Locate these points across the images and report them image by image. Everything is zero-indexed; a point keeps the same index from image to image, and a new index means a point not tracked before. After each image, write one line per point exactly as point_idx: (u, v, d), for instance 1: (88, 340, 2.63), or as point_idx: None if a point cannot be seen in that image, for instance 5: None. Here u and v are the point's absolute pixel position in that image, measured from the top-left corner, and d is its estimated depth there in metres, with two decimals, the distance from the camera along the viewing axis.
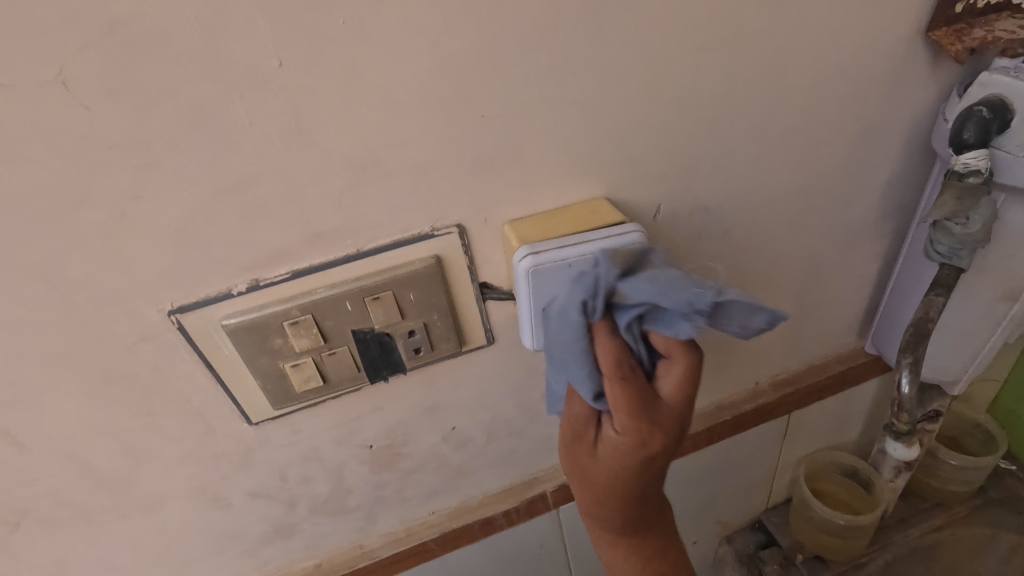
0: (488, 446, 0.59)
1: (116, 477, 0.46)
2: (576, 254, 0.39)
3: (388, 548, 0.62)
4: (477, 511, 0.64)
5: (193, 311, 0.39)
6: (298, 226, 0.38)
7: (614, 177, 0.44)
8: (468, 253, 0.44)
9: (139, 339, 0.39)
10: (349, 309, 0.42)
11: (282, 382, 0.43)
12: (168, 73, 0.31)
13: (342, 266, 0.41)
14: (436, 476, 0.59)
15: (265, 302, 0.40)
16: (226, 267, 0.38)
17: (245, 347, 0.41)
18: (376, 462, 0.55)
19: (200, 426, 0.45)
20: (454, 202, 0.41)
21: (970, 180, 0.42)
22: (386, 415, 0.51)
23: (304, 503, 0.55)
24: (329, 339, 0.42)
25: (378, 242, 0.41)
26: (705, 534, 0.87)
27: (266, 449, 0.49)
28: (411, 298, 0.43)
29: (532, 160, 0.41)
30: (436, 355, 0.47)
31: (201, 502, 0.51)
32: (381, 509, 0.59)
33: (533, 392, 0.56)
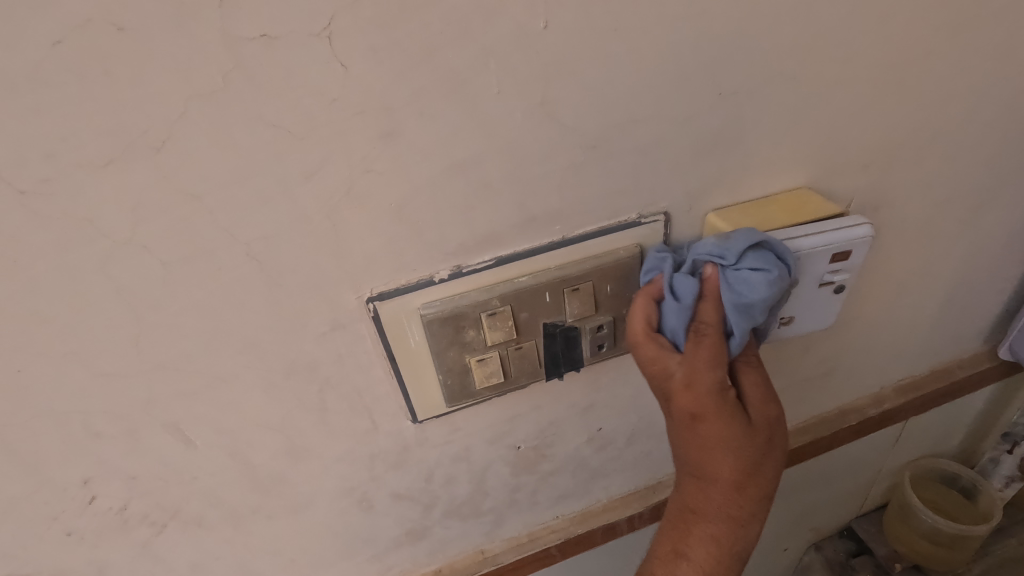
0: (626, 449, 0.56)
1: (272, 476, 0.43)
2: (806, 246, 0.37)
3: (511, 553, 0.59)
4: (601, 516, 0.61)
5: (391, 298, 0.36)
6: (513, 208, 0.35)
7: (818, 166, 0.42)
8: (667, 244, 0.41)
9: (331, 327, 0.36)
10: (547, 301, 0.39)
11: (463, 378, 0.40)
12: (434, 32, 0.28)
13: (546, 254, 0.38)
14: (570, 478, 0.56)
15: (464, 291, 0.37)
16: (434, 252, 0.35)
17: (437, 339, 0.38)
18: (519, 462, 0.52)
19: (366, 423, 0.42)
20: (665, 188, 0.38)
21: None
22: (541, 413, 0.49)
23: (441, 506, 0.52)
24: (520, 332, 0.39)
25: (585, 229, 0.38)
26: (795, 542, 0.85)
27: (422, 448, 0.46)
28: (608, 291, 0.40)
29: (749, 145, 0.39)
30: (614, 353, 0.44)
31: (345, 503, 0.47)
32: (510, 512, 0.57)
33: None
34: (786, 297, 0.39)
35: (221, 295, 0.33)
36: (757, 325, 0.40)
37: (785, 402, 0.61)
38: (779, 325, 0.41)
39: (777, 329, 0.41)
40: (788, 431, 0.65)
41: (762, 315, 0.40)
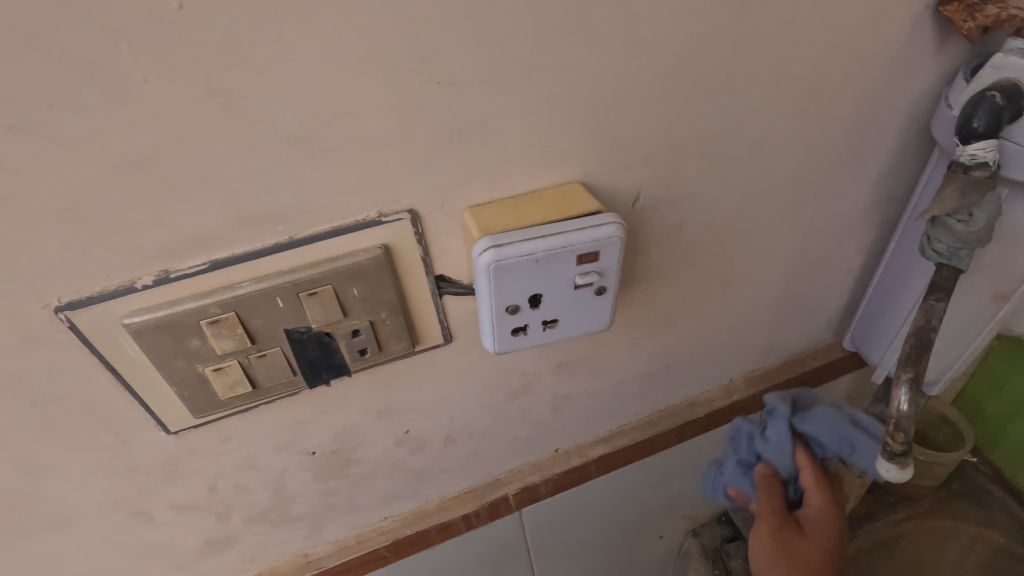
0: (447, 449, 0.54)
1: (10, 495, 0.40)
2: (545, 248, 0.34)
3: (337, 556, 0.57)
4: (435, 516, 0.59)
5: (88, 307, 0.33)
6: (216, 208, 0.32)
7: (592, 160, 0.39)
8: (423, 243, 0.38)
9: (24, 340, 0.33)
10: (281, 307, 0.36)
11: (203, 389, 0.38)
12: (28, 10, 0.24)
13: (271, 256, 0.35)
14: (390, 481, 0.54)
15: (178, 298, 0.34)
16: (128, 256, 0.32)
17: (156, 349, 0.35)
18: (321, 467, 0.50)
19: (109, 436, 0.39)
20: (405, 185, 0.35)
21: (976, 173, 0.38)
22: (330, 419, 0.46)
23: (240, 513, 0.50)
24: (257, 340, 0.37)
25: (316, 229, 0.35)
26: (671, 528, 0.85)
27: (193, 458, 0.43)
28: (355, 294, 0.37)
29: (499, 139, 0.36)
30: (386, 356, 0.42)
31: (118, 516, 0.45)
32: (329, 516, 0.54)
33: (497, 392, 0.52)
34: (539, 300, 0.37)
35: None
36: (517, 328, 0.38)
37: (624, 397, 0.60)
38: (543, 327, 0.39)
39: (541, 331, 0.39)
40: (635, 424, 0.64)
41: (519, 319, 0.38)
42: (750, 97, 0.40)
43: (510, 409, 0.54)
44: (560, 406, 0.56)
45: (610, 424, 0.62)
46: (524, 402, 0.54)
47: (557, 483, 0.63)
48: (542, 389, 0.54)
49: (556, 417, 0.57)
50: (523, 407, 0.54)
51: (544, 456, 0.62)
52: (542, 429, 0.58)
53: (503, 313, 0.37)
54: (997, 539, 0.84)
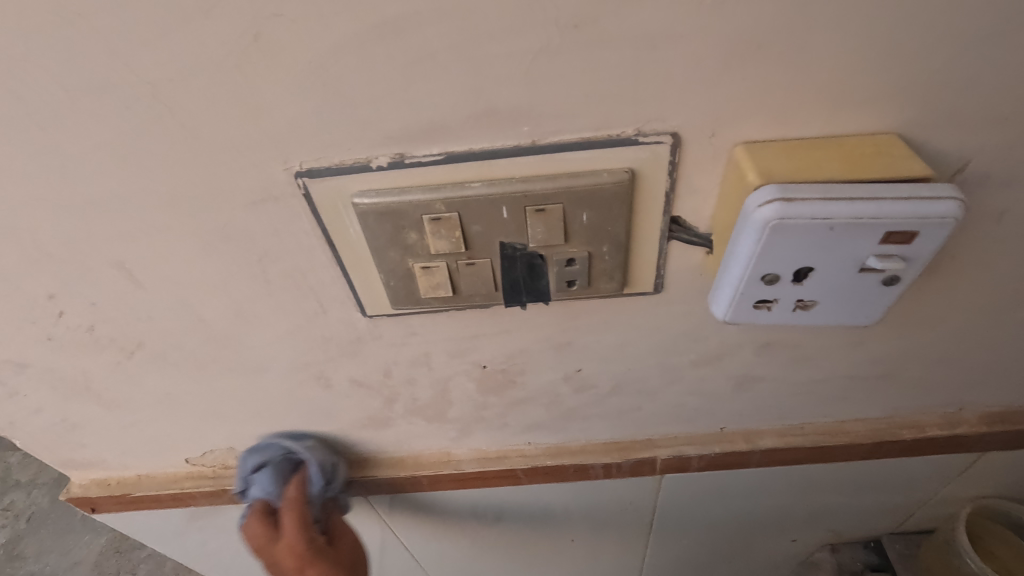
0: (610, 397, 0.51)
1: (225, 335, 0.43)
2: (849, 216, 0.26)
3: (476, 464, 0.58)
4: (576, 456, 0.57)
5: (323, 179, 0.32)
6: (466, 93, 0.28)
7: (926, 107, 0.29)
8: (673, 177, 0.32)
9: (261, 198, 0.33)
10: (505, 218, 0.33)
11: (407, 284, 0.37)
12: None
13: (507, 160, 0.31)
14: (544, 411, 0.53)
15: (404, 186, 0.32)
16: (369, 132, 0.30)
17: (376, 235, 0.34)
18: (486, 382, 0.49)
19: (312, 304, 0.40)
20: (678, 100, 0.29)
21: None
22: (509, 339, 0.44)
23: (402, 402, 0.51)
24: (472, 247, 0.34)
25: (562, 138, 0.30)
26: (808, 536, 0.77)
27: (376, 343, 0.44)
28: (582, 220, 0.33)
29: (815, 62, 0.27)
30: (592, 293, 0.37)
31: (304, 376, 0.48)
32: (477, 426, 0.55)
33: (684, 356, 0.46)
34: (807, 276, 0.30)
35: (134, 140, 0.30)
36: (762, 302, 0.32)
37: (817, 396, 0.51)
38: (793, 308, 0.32)
39: (789, 311, 0.32)
40: (815, 425, 0.56)
41: (770, 292, 0.31)
42: None
43: (690, 375, 0.48)
44: (744, 386, 0.49)
45: (789, 419, 0.55)
46: (707, 373, 0.48)
47: (708, 461, 0.58)
48: (733, 364, 0.47)
49: (734, 396, 0.51)
50: (704, 377, 0.49)
51: (705, 430, 0.56)
52: (715, 404, 0.52)
53: (756, 280, 0.30)
54: None
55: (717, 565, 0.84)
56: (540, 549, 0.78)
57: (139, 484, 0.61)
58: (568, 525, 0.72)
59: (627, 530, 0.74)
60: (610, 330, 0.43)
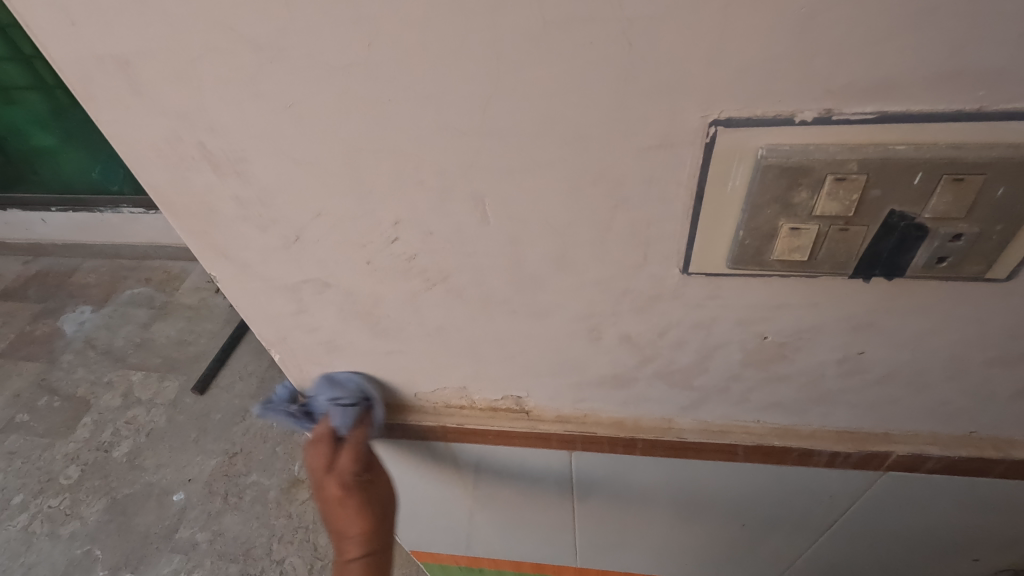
0: (875, 385, 0.50)
1: (532, 277, 0.44)
2: None
3: (696, 435, 0.59)
4: (804, 440, 0.57)
5: (737, 129, 0.32)
6: (944, 51, 0.28)
7: None
8: None
9: (658, 145, 0.33)
10: (913, 185, 0.32)
11: (764, 243, 0.37)
12: None
13: (945, 124, 0.30)
14: (796, 391, 0.52)
15: (820, 142, 0.32)
16: (812, 86, 0.30)
17: (763, 190, 0.34)
18: (756, 354, 0.48)
19: (637, 256, 0.41)
20: None
21: None
22: (810, 313, 0.43)
23: (657, 364, 0.52)
24: (858, 212, 0.34)
25: (1018, 106, 0.29)
26: (992, 557, 0.74)
27: (673, 302, 0.44)
28: (996, 195, 0.32)
29: None
30: (951, 273, 0.36)
31: (579, 327, 0.48)
32: (716, 398, 0.55)
33: (985, 353, 0.44)
34: None
35: (574, 76, 0.31)
36: None
37: None
38: None
39: None
40: None
41: None
42: None
43: (976, 374, 0.46)
44: None
45: None
46: (997, 374, 0.46)
47: (947, 464, 0.56)
48: None
49: (1009, 403, 0.49)
50: (991, 378, 0.47)
51: (951, 432, 0.54)
52: (984, 407, 0.50)
53: None
54: None
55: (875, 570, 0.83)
56: (701, 526, 0.79)
57: None
58: (746, 509, 0.72)
59: (804, 522, 0.73)
60: (927, 315, 0.42)
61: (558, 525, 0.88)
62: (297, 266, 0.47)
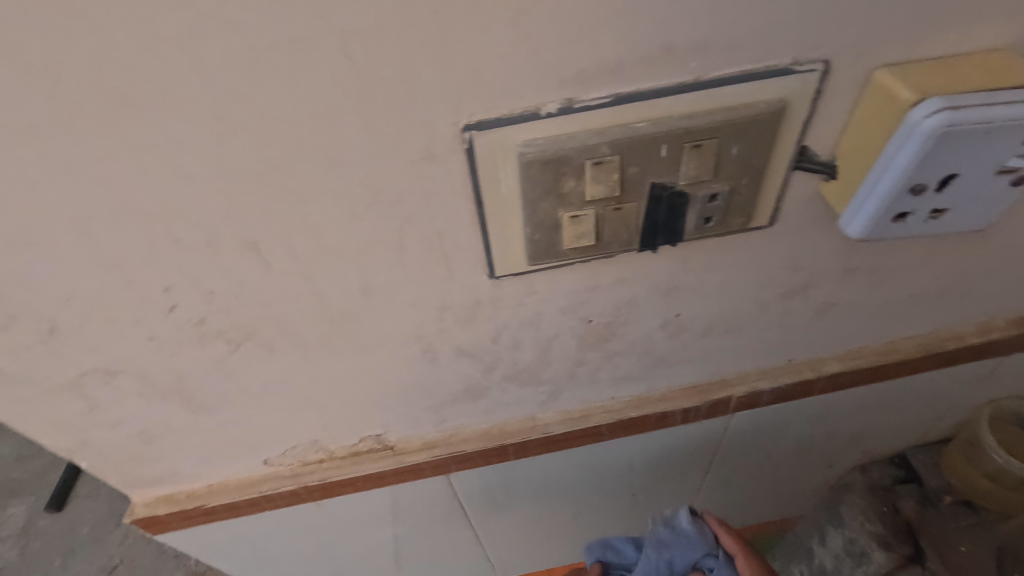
0: (702, 339, 0.53)
1: (343, 313, 0.42)
2: (1004, 118, 0.30)
3: (561, 425, 0.59)
4: (657, 403, 0.60)
5: (490, 131, 0.32)
6: (648, 30, 0.29)
7: None
8: (814, 105, 0.34)
9: (421, 158, 0.32)
10: (662, 157, 0.34)
11: (552, 235, 0.37)
12: None
13: (672, 97, 0.32)
14: (636, 362, 0.54)
15: (570, 131, 0.32)
16: (545, 78, 0.30)
17: (533, 186, 0.34)
18: (588, 336, 0.50)
19: (441, 270, 0.40)
20: (836, 28, 0.31)
21: None
22: (622, 289, 0.45)
23: (502, 369, 0.51)
24: (624, 190, 0.35)
25: (726, 72, 0.32)
26: (840, 459, 0.84)
27: (494, 306, 0.44)
28: (732, 153, 0.34)
29: None
30: (721, 229, 0.39)
31: (412, 351, 0.47)
32: (568, 386, 0.56)
33: (776, 290, 0.49)
34: (949, 183, 0.33)
35: (307, 102, 0.29)
36: (900, 214, 0.35)
37: (882, 319, 0.56)
38: (925, 217, 0.35)
39: (921, 221, 0.35)
40: (872, 348, 0.60)
41: (911, 204, 0.34)
42: None
43: (776, 309, 0.51)
44: (823, 314, 0.53)
45: (850, 344, 0.59)
46: (792, 305, 0.51)
47: (778, 393, 0.61)
48: (817, 293, 0.50)
49: (810, 328, 0.55)
50: (789, 309, 0.52)
51: (775, 364, 0.59)
52: (792, 336, 0.55)
53: (905, 190, 0.33)
54: None
55: (756, 497, 0.91)
56: (599, 505, 0.81)
57: (211, 494, 0.58)
58: (632, 479, 0.75)
59: (685, 475, 0.77)
60: (720, 267, 0.45)
61: (465, 545, 0.86)
62: (67, 360, 0.40)
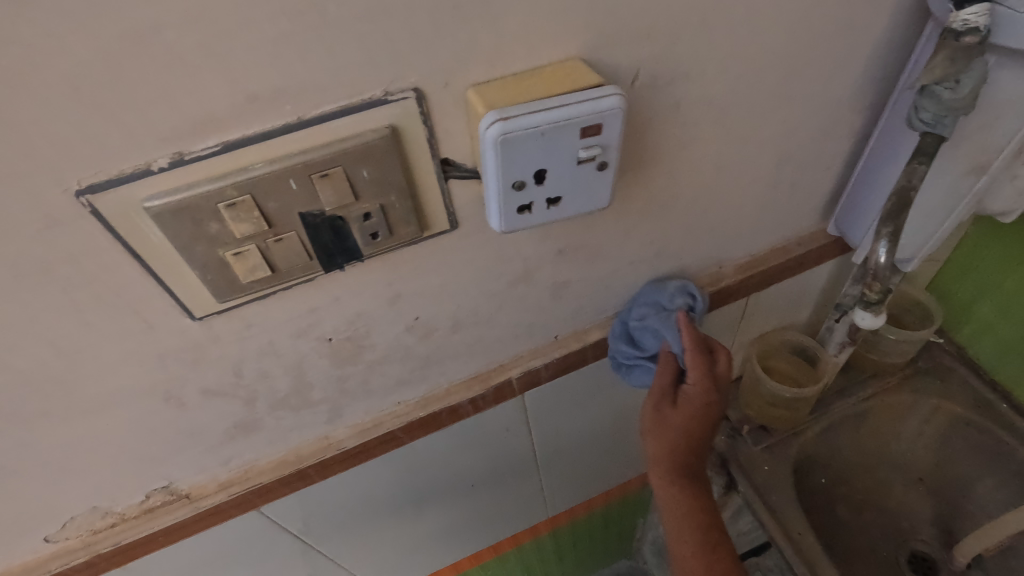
0: (454, 334, 0.57)
1: (50, 381, 0.42)
2: (550, 121, 0.35)
3: (356, 438, 0.62)
4: (443, 399, 0.64)
5: (107, 192, 0.34)
6: (222, 85, 0.32)
7: (591, 33, 0.39)
8: (428, 125, 0.39)
9: (47, 226, 0.34)
10: (295, 189, 0.37)
11: (225, 274, 0.39)
12: None
13: (281, 137, 0.35)
14: (402, 366, 0.58)
15: (192, 180, 0.35)
16: (141, 139, 0.33)
17: (177, 234, 0.36)
18: (337, 354, 0.53)
19: (137, 322, 0.41)
20: (408, 60, 0.35)
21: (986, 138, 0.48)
22: (343, 305, 0.48)
23: (264, 398, 0.53)
24: (274, 223, 0.38)
25: (324, 109, 0.35)
26: None
27: (218, 344, 0.46)
28: (365, 176, 0.38)
29: (499, 16, 0.36)
30: (397, 240, 0.43)
31: (152, 401, 0.48)
32: (346, 401, 0.59)
33: (499, 279, 0.54)
34: (544, 177, 0.38)
35: None
36: (522, 207, 0.40)
37: (618, 285, 0.63)
38: (547, 206, 0.41)
39: (545, 210, 0.41)
40: None
41: (525, 198, 0.39)
42: None
43: (511, 296, 0.57)
44: (559, 292, 0.59)
45: (603, 312, 0.66)
46: (525, 289, 0.57)
47: (555, 367, 0.67)
48: (542, 275, 0.56)
49: (555, 305, 0.61)
50: (524, 294, 0.57)
51: (544, 342, 0.65)
52: (542, 315, 0.61)
53: (509, 189, 0.38)
54: (955, 410, 0.93)
55: (599, 460, 0.98)
56: (447, 502, 0.85)
57: None
58: (464, 471, 0.79)
59: (516, 456, 0.82)
60: (430, 270, 0.50)
61: None
62: None
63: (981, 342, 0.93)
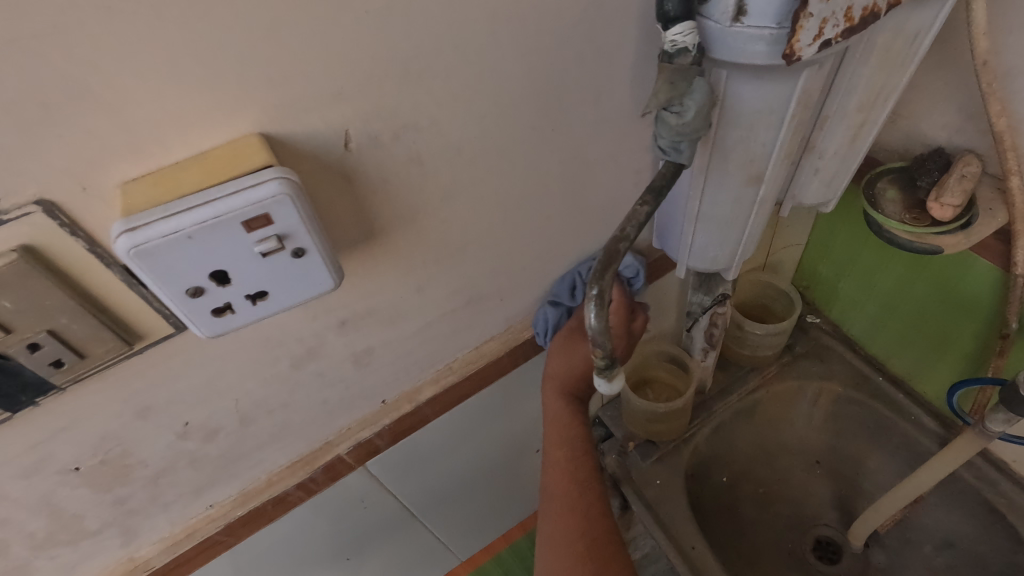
0: (247, 428, 0.52)
1: None
2: (194, 222, 0.30)
3: (166, 554, 0.56)
4: (264, 491, 0.58)
5: None
6: None
7: (261, 105, 0.34)
8: (80, 235, 0.33)
9: None
10: None
11: None
12: None
13: None
14: (195, 472, 0.52)
15: None
16: None
17: None
18: (96, 480, 0.46)
19: None
20: (13, 172, 0.30)
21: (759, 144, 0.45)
22: (75, 433, 0.42)
23: (19, 544, 0.46)
24: None
25: None
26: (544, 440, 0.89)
27: None
28: (6, 307, 0.32)
29: (121, 107, 0.31)
30: (96, 359, 0.38)
31: None
32: (137, 520, 0.52)
33: (277, 364, 0.49)
34: (227, 276, 0.33)
35: None
36: (219, 309, 0.35)
37: (435, 339, 0.58)
38: (252, 302, 0.36)
39: (253, 306, 0.36)
40: (460, 361, 0.63)
41: (217, 300, 0.34)
42: (435, 10, 0.36)
43: (302, 377, 0.51)
44: (362, 361, 0.54)
45: (431, 368, 0.61)
46: (317, 367, 0.52)
47: (392, 433, 0.62)
48: (332, 350, 0.51)
49: (364, 374, 0.56)
50: (318, 372, 0.52)
51: (371, 410, 0.60)
52: (353, 386, 0.56)
53: (188, 296, 0.33)
54: (837, 390, 0.91)
55: (497, 497, 0.94)
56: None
57: None
58: (332, 548, 0.73)
59: (390, 519, 0.77)
60: (176, 374, 0.44)
61: None
62: None
63: (852, 318, 0.92)
